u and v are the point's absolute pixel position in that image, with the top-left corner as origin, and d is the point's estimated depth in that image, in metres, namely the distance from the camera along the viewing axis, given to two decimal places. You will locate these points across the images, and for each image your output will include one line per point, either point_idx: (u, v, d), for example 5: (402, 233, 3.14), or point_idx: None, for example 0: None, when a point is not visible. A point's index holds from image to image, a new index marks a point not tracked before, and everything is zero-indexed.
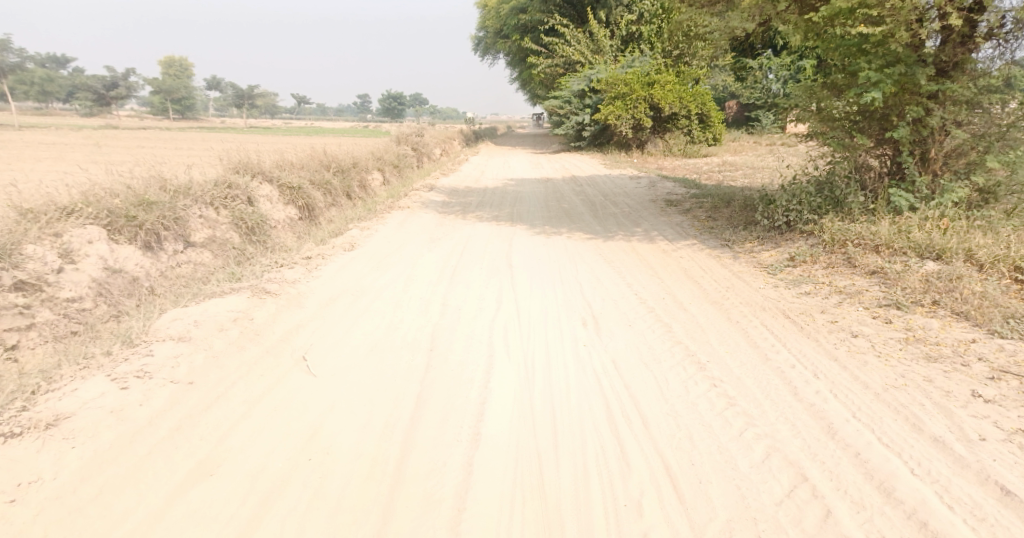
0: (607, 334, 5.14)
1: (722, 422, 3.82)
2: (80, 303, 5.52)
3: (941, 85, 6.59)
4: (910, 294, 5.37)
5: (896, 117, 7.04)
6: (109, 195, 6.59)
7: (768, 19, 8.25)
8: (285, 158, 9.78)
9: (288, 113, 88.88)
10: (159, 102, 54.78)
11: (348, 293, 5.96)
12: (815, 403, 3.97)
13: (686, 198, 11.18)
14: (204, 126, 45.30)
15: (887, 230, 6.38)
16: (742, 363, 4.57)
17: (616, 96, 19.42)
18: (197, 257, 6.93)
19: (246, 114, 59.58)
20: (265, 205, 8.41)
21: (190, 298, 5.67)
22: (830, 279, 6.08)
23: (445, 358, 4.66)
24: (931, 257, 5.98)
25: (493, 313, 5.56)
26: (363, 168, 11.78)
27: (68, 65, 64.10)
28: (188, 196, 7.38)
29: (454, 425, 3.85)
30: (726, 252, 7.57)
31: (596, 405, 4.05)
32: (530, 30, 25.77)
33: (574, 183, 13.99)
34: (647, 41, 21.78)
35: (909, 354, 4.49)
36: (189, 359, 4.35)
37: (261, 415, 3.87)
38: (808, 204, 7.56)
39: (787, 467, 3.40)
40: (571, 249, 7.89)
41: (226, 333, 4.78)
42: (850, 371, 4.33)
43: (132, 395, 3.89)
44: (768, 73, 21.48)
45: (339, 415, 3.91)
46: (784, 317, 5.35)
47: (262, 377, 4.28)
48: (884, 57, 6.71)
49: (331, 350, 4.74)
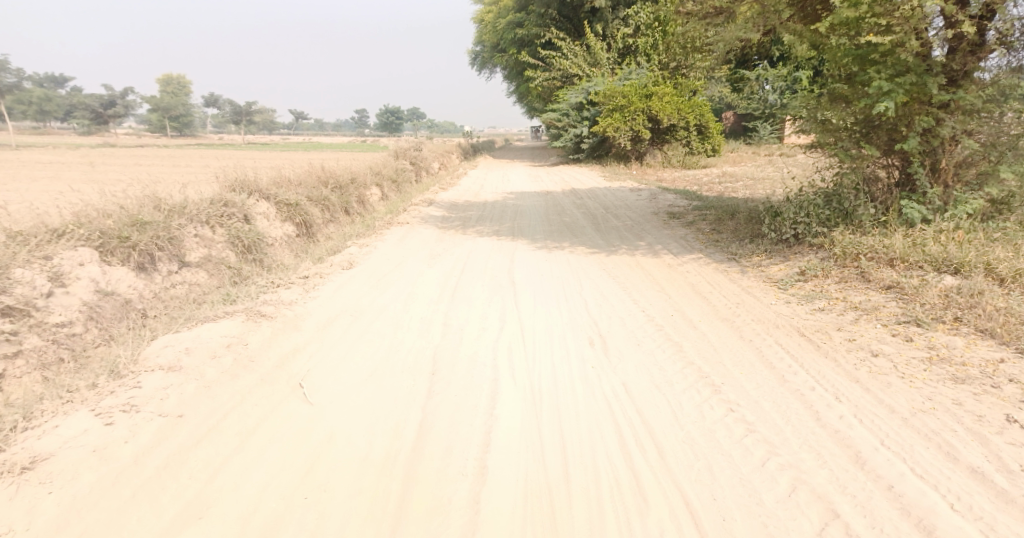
0: (615, 354, 4.95)
1: (743, 451, 3.61)
2: (70, 328, 5.30)
3: (952, 94, 6.41)
4: (930, 311, 5.18)
5: (905, 128, 6.83)
6: (101, 215, 6.40)
7: (771, 29, 8.11)
8: (281, 175, 9.61)
9: (286, 129, 89.21)
10: (156, 119, 54.84)
11: (347, 314, 5.76)
12: (840, 429, 3.77)
13: (688, 211, 11.03)
14: (200, 143, 45.39)
15: (901, 243, 6.20)
16: (759, 385, 4.36)
17: (614, 109, 19.33)
18: (192, 278, 6.73)
19: (241, 130, 59.68)
20: (262, 223, 8.22)
21: (183, 322, 5.45)
22: (844, 294, 5.88)
23: (448, 383, 4.47)
24: (948, 271, 5.79)
25: (497, 333, 5.37)
26: (362, 184, 11.61)
27: (67, 84, 64.34)
28: (183, 215, 7.19)
29: (458, 457, 3.65)
30: (733, 266, 7.38)
31: (608, 434, 3.85)
32: (526, 43, 25.70)
33: (574, 196, 13.83)
34: (643, 54, 21.78)
35: (935, 375, 4.29)
36: (178, 390, 4.14)
37: (254, 448, 3.66)
38: (817, 216, 7.38)
39: (816, 502, 3.20)
40: (575, 265, 7.70)
41: (219, 360, 4.57)
42: (874, 394, 4.13)
43: (117, 431, 3.68)
44: (764, 84, 21.51)
45: (337, 447, 3.70)
46: (800, 335, 5.14)
47: (257, 406, 4.07)
48: (893, 66, 6.53)
49: (329, 375, 4.54)
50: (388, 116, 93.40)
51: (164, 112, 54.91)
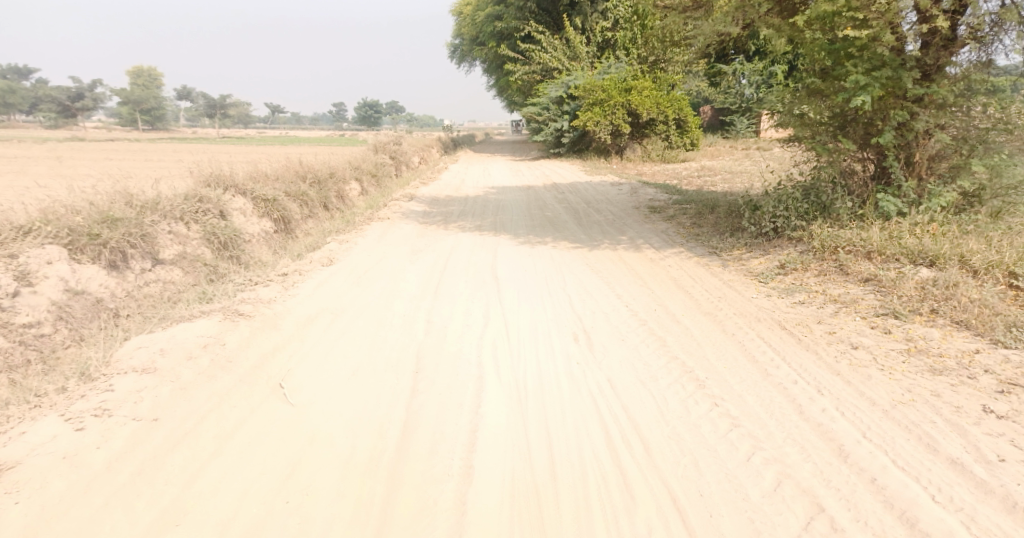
0: (600, 349, 4.94)
1: (728, 446, 3.63)
2: (38, 329, 5.15)
3: (927, 88, 6.49)
4: (907, 303, 5.24)
5: (881, 122, 6.89)
6: (70, 212, 6.23)
7: (750, 23, 8.14)
8: (258, 170, 9.44)
9: (262, 123, 87.96)
10: (127, 112, 53.71)
11: (327, 312, 5.67)
12: (823, 422, 3.80)
13: (669, 205, 11.06)
14: (172, 136, 44.58)
15: (878, 236, 6.27)
16: (742, 379, 4.38)
17: (594, 102, 19.33)
18: (166, 276, 6.57)
19: (216, 124, 58.69)
20: (238, 219, 8.07)
21: (157, 321, 5.33)
22: (823, 287, 5.94)
23: (432, 381, 4.42)
24: (924, 263, 5.87)
25: (480, 330, 5.33)
26: (340, 178, 11.47)
27: (32, 76, 62.70)
28: (156, 211, 7.02)
29: (443, 457, 3.61)
30: (714, 260, 7.42)
31: (594, 431, 3.83)
32: (505, 37, 25.58)
33: (555, 190, 13.81)
34: (623, 48, 21.79)
35: (913, 367, 4.34)
36: (153, 393, 4.04)
37: (233, 452, 3.58)
38: (795, 210, 7.43)
39: (801, 496, 3.22)
40: (557, 260, 7.68)
41: (195, 361, 4.46)
42: (854, 386, 4.16)
43: (89, 436, 3.57)
44: (741, 78, 21.69)
45: (319, 449, 3.64)
46: (781, 329, 5.18)
47: (236, 408, 3.98)
48: (870, 61, 6.58)
49: (310, 375, 4.46)
50: (366, 110, 92.56)
51: (135, 105, 53.78)
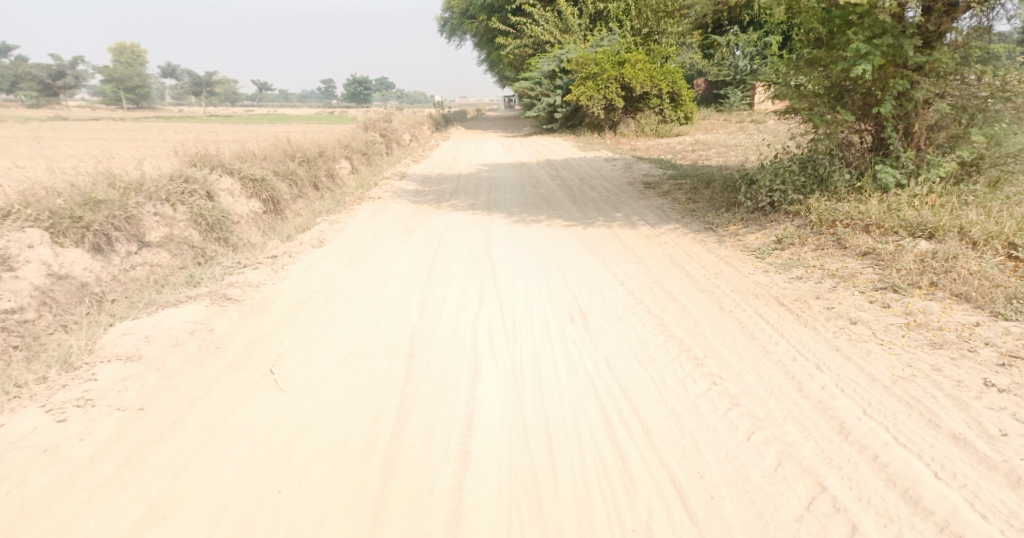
0: (596, 329, 4.86)
1: (727, 426, 3.58)
2: (22, 315, 5.03)
3: (928, 56, 6.31)
4: (906, 276, 5.17)
5: (880, 92, 6.75)
6: (51, 194, 6.06)
7: None
8: (245, 149, 9.24)
9: (251, 101, 86.94)
10: (112, 92, 52.73)
11: (318, 295, 5.56)
12: (823, 399, 3.74)
13: (663, 180, 10.92)
14: (158, 116, 44.12)
15: (876, 209, 6.18)
16: (741, 356, 4.32)
17: (587, 76, 19.05)
18: (153, 258, 6.42)
19: (203, 103, 57.89)
20: (226, 199, 7.89)
21: (143, 307, 5.20)
22: (821, 262, 5.85)
23: (426, 365, 4.33)
24: (923, 236, 5.78)
25: (475, 311, 5.24)
26: (330, 157, 11.27)
27: (13, 56, 61.51)
28: (140, 192, 6.84)
29: (438, 443, 3.54)
30: (711, 236, 7.31)
31: (592, 413, 3.77)
32: (496, 10, 25.14)
33: (548, 167, 13.64)
34: (615, 20, 21.42)
35: (913, 341, 4.28)
36: (139, 381, 3.93)
37: (223, 441, 3.50)
38: (792, 183, 7.31)
39: (803, 475, 3.17)
40: (552, 238, 7.57)
41: (182, 348, 4.35)
42: (854, 362, 4.10)
43: (71, 428, 3.47)
44: (735, 50, 21.43)
45: (312, 436, 3.56)
46: (779, 305, 5.11)
47: (225, 396, 3.89)
48: (870, 29, 6.41)
49: (301, 360, 4.37)
50: (355, 87, 91.52)
51: (120, 85, 52.82)
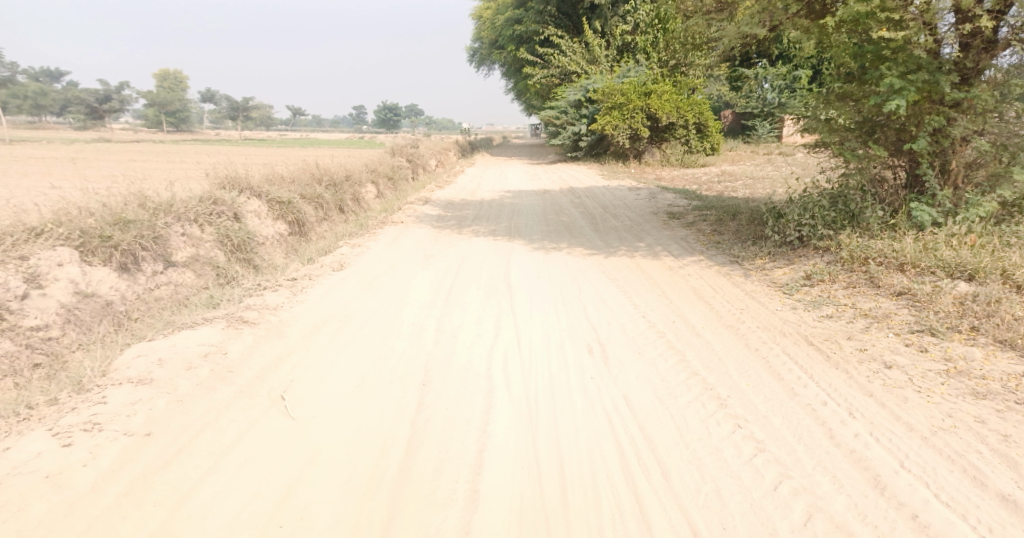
0: (616, 363, 4.71)
1: (752, 473, 3.40)
2: (46, 332, 5.09)
3: (966, 93, 6.14)
4: (945, 319, 4.94)
5: (915, 128, 6.58)
6: (83, 213, 6.14)
7: (777, 26, 7.83)
8: (274, 172, 9.35)
9: (285, 125, 89.17)
10: (153, 115, 54.56)
11: (334, 320, 5.50)
12: (856, 449, 3.54)
13: (688, 211, 10.77)
14: (195, 138, 45.48)
15: (912, 247, 5.96)
16: (767, 398, 4.13)
17: (613, 106, 19.08)
18: (178, 278, 6.47)
19: (239, 127, 59.59)
20: (253, 221, 7.95)
21: (163, 327, 5.20)
22: (852, 301, 5.64)
23: (439, 396, 4.23)
24: (962, 277, 5.55)
25: (491, 340, 5.13)
26: (357, 181, 11.36)
27: (62, 80, 64.19)
28: (170, 213, 6.91)
29: (447, 480, 3.42)
30: (736, 270, 7.14)
31: (609, 453, 3.63)
32: (525, 41, 25.49)
33: (572, 195, 13.57)
34: (643, 51, 21.50)
35: (953, 390, 4.05)
36: (148, 406, 3.88)
37: (227, 472, 3.43)
38: (822, 218, 7.12)
39: (835, 533, 2.99)
40: (572, 266, 7.46)
41: (194, 372, 4.30)
42: (890, 409, 3.89)
43: (76, 453, 3.42)
44: (763, 82, 21.33)
45: (318, 469, 3.48)
46: (808, 344, 4.91)
47: (233, 422, 3.83)
48: (904, 64, 6.29)
49: (313, 387, 4.30)
50: (386, 114, 93.44)
51: (160, 108, 54.55)
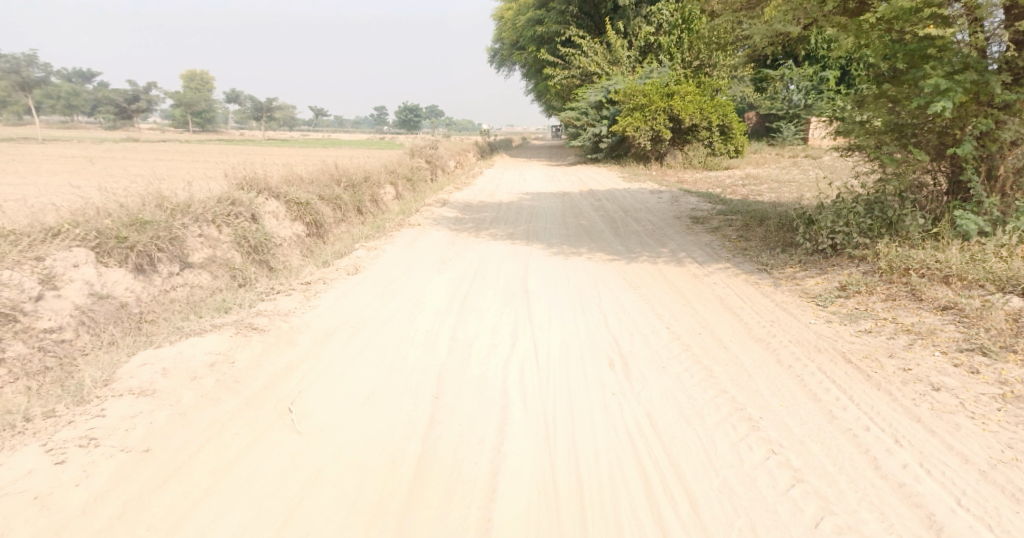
0: (638, 378, 4.45)
1: (791, 508, 3.12)
2: (60, 334, 4.94)
3: (1019, 95, 5.74)
4: (997, 338, 4.61)
5: (959, 131, 6.21)
6: (100, 214, 6.00)
7: (810, 25, 7.50)
8: (292, 173, 9.20)
9: (306, 125, 90.19)
10: (179, 116, 55.30)
11: (347, 327, 5.31)
12: (906, 482, 3.24)
13: (712, 215, 10.45)
14: (217, 138, 46.16)
15: (957, 258, 5.62)
16: (803, 421, 3.84)
17: (635, 107, 18.74)
18: (194, 280, 6.32)
19: (261, 127, 60.27)
20: (270, 222, 7.78)
21: (174, 332, 5.02)
22: (893, 315, 5.30)
23: (453, 411, 4.00)
24: (1014, 292, 5.19)
25: (507, 351, 4.90)
26: (375, 182, 11.19)
27: (92, 81, 65.51)
28: (187, 213, 6.76)
29: (458, 507, 3.19)
30: (765, 278, 6.83)
31: (632, 480, 3.37)
32: (546, 41, 25.28)
33: (592, 198, 13.31)
34: (666, 52, 21.16)
35: (1011, 417, 3.73)
36: (148, 419, 3.70)
37: (228, 490, 3.24)
38: (857, 225, 6.77)
39: None
40: (592, 272, 7.19)
41: (199, 383, 4.12)
42: (940, 437, 3.58)
43: (68, 471, 3.25)
44: (789, 84, 20.84)
45: (323, 489, 3.27)
46: (846, 362, 4.59)
47: (237, 436, 3.65)
48: (949, 64, 5.92)
49: (321, 398, 4.10)
50: (407, 114, 93.99)
51: (186, 108, 55.22)
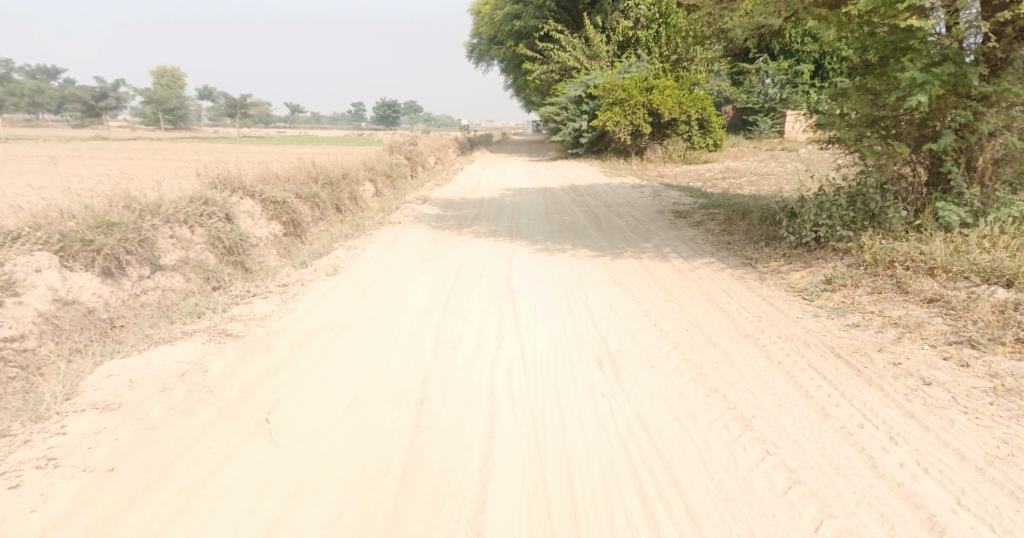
0: (627, 378, 4.34)
1: (789, 512, 3.02)
2: (22, 343, 4.68)
3: (997, 87, 5.71)
4: (985, 330, 4.58)
5: (939, 123, 6.20)
6: (64, 216, 5.72)
7: (791, 17, 7.44)
8: (268, 170, 8.95)
9: (281, 122, 88.98)
10: (150, 113, 54.06)
11: (326, 331, 5.12)
12: (904, 482, 3.17)
13: (694, 209, 10.39)
14: (190, 135, 45.28)
15: (942, 250, 5.59)
16: (796, 419, 3.76)
17: (614, 102, 18.65)
18: (166, 283, 6.08)
19: (235, 125, 59.29)
20: (245, 222, 7.54)
21: (143, 340, 4.80)
22: (880, 308, 5.26)
23: (438, 418, 3.86)
24: (999, 283, 5.17)
25: (493, 353, 4.76)
26: (353, 180, 10.95)
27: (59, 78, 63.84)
28: (158, 214, 6.50)
29: (446, 520, 3.04)
30: (750, 273, 6.77)
31: (626, 487, 3.26)
32: (524, 36, 25.12)
33: (573, 193, 13.20)
34: (644, 46, 21.13)
35: (1004, 411, 3.69)
36: (113, 435, 3.51)
37: (201, 509, 3.07)
38: (840, 217, 6.73)
39: None
40: (577, 269, 7.08)
41: (169, 395, 3.93)
42: (935, 434, 3.53)
43: (26, 496, 3.06)
44: (765, 78, 20.95)
45: (302, 504, 3.10)
46: (836, 357, 4.53)
47: (211, 450, 3.47)
48: (927, 56, 5.87)
49: (300, 407, 3.93)
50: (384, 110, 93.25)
51: (157, 105, 53.99)
